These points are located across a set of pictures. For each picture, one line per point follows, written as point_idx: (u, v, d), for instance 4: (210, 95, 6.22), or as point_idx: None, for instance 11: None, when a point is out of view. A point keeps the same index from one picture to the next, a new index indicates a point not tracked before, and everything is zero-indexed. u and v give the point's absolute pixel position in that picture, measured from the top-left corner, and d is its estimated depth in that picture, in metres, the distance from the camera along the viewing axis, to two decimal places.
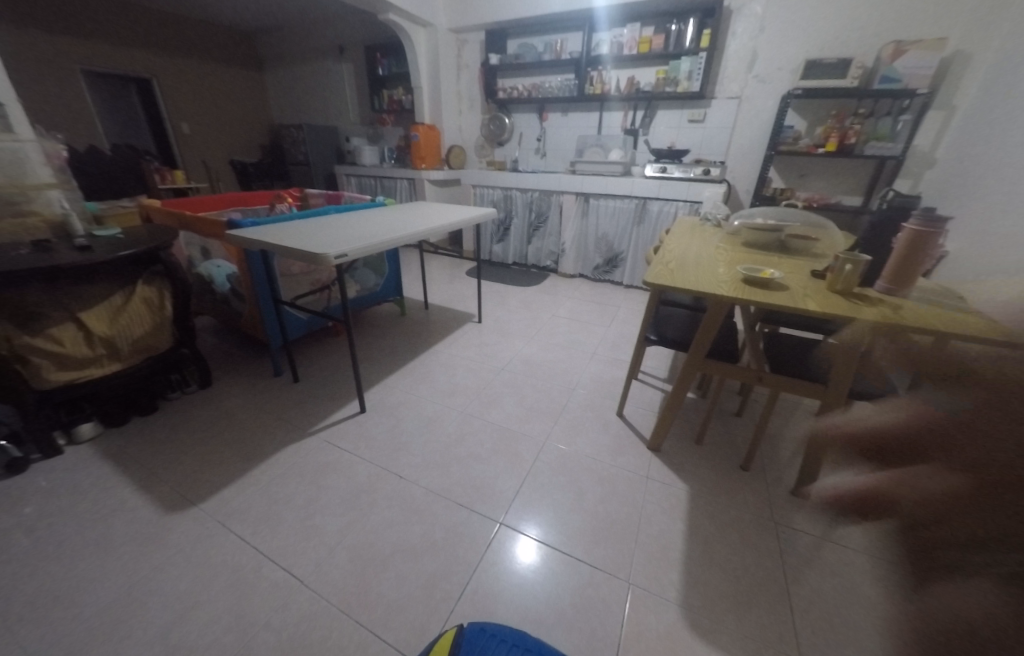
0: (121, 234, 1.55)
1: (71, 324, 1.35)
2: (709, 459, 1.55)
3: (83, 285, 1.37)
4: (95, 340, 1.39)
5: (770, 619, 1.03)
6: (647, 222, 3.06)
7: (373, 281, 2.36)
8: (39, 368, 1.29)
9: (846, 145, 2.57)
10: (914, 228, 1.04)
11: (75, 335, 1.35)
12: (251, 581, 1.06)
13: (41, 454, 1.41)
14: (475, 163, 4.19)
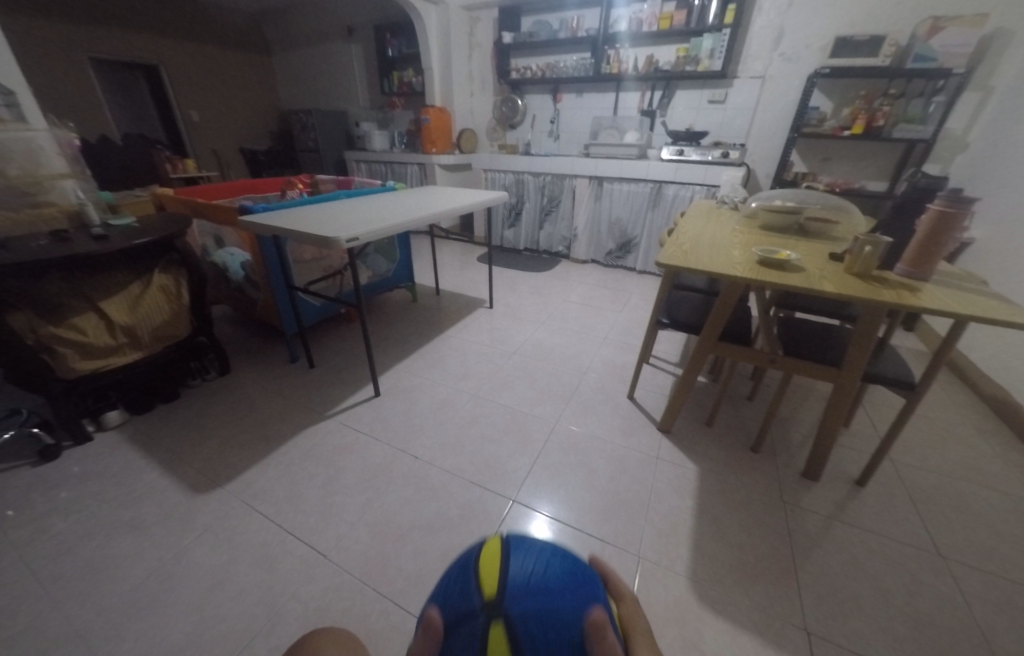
0: (134, 224, 1.59)
1: (93, 314, 1.40)
2: (719, 441, 1.56)
3: (102, 275, 1.41)
4: (116, 330, 1.44)
5: (778, 594, 1.05)
6: (661, 205, 3.01)
7: (385, 267, 2.38)
8: (64, 358, 1.35)
9: (874, 127, 2.49)
10: (938, 208, 1.02)
11: (97, 325, 1.41)
12: (277, 556, 1.12)
13: (73, 440, 1.48)
14: (487, 147, 4.14)
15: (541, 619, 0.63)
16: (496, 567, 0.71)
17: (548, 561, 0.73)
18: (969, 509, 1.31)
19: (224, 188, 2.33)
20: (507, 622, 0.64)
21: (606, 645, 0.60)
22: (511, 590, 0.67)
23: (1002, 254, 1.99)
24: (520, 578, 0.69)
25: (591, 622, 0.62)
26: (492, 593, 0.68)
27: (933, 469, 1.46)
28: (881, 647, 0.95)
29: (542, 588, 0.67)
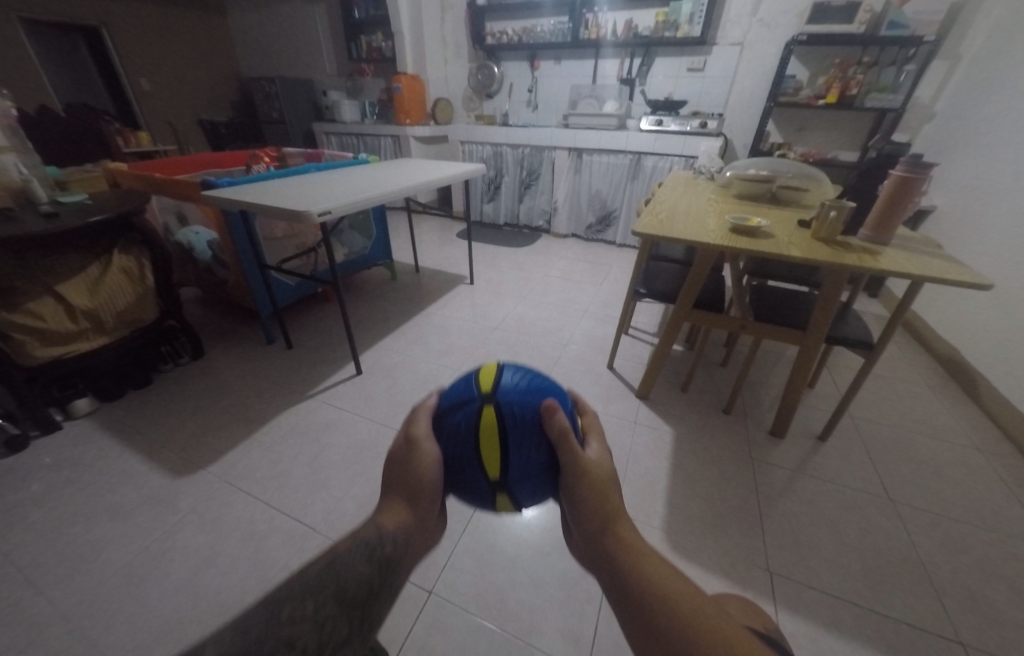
0: (89, 200, 1.51)
1: (50, 298, 1.31)
2: (694, 406, 1.63)
3: (56, 256, 1.32)
4: (77, 314, 1.37)
5: (745, 540, 1.14)
6: (640, 177, 3.01)
7: (361, 244, 2.33)
8: (23, 344, 1.28)
9: (847, 96, 2.53)
10: (901, 174, 1.07)
11: (55, 310, 1.33)
12: (265, 532, 1.13)
13: (40, 430, 1.43)
14: (463, 118, 4.01)
15: (525, 416, 0.67)
16: (490, 375, 0.73)
17: (541, 376, 0.73)
18: (918, 458, 1.42)
19: (183, 163, 2.20)
20: (496, 411, 0.68)
21: (570, 443, 0.64)
22: (501, 388, 0.70)
23: (960, 221, 2.09)
24: (513, 380, 0.71)
25: (556, 416, 0.65)
26: (485, 388, 0.70)
27: (888, 423, 1.58)
28: (835, 581, 1.05)
29: (530, 392, 0.69)
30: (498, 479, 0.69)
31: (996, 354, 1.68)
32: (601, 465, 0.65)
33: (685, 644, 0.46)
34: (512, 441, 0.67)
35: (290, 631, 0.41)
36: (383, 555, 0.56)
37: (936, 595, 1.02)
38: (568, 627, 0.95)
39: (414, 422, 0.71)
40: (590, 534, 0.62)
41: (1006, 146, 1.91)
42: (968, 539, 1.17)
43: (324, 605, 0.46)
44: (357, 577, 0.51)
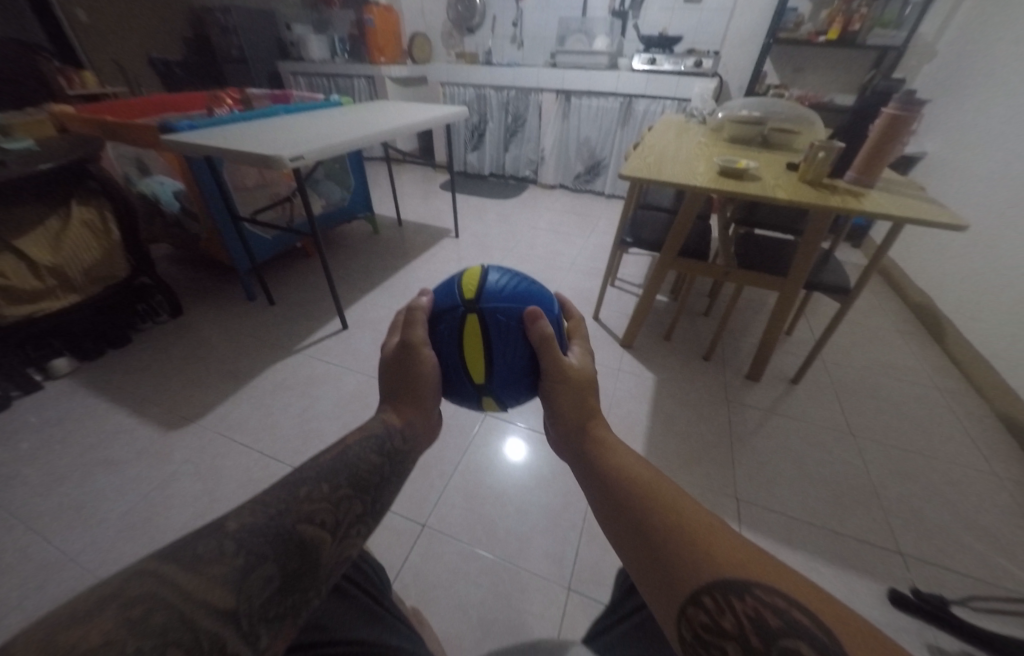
0: (36, 146, 1.38)
1: (9, 254, 1.24)
2: (676, 353, 1.69)
3: (11, 206, 1.23)
4: (42, 271, 1.31)
5: (718, 473, 1.22)
6: (631, 123, 2.89)
7: (340, 195, 2.23)
8: None
9: (849, 33, 2.41)
10: (892, 111, 1.04)
11: (17, 266, 1.26)
12: (262, 478, 1.17)
13: (20, 389, 1.41)
14: (443, 56, 3.72)
15: (508, 322, 0.69)
16: (474, 283, 0.73)
17: (526, 281, 0.74)
18: (881, 397, 1.52)
19: (137, 105, 2.02)
20: (480, 320, 0.70)
21: (552, 349, 0.65)
22: (484, 296, 0.71)
23: (946, 167, 2.09)
24: (496, 286, 0.72)
25: (537, 322, 0.65)
26: (468, 297, 0.72)
27: (858, 366, 1.66)
28: (796, 505, 1.15)
29: (513, 298, 0.71)
30: (483, 383, 0.72)
31: (964, 299, 1.75)
32: (582, 368, 0.68)
33: (626, 498, 0.50)
34: (495, 346, 0.70)
35: (308, 507, 0.45)
36: (394, 447, 0.59)
37: (884, 515, 1.13)
38: (553, 552, 1.03)
39: (412, 324, 0.68)
40: (566, 428, 0.65)
41: (1000, 87, 1.88)
42: (919, 467, 1.28)
43: (339, 487, 0.49)
44: (369, 467, 0.54)
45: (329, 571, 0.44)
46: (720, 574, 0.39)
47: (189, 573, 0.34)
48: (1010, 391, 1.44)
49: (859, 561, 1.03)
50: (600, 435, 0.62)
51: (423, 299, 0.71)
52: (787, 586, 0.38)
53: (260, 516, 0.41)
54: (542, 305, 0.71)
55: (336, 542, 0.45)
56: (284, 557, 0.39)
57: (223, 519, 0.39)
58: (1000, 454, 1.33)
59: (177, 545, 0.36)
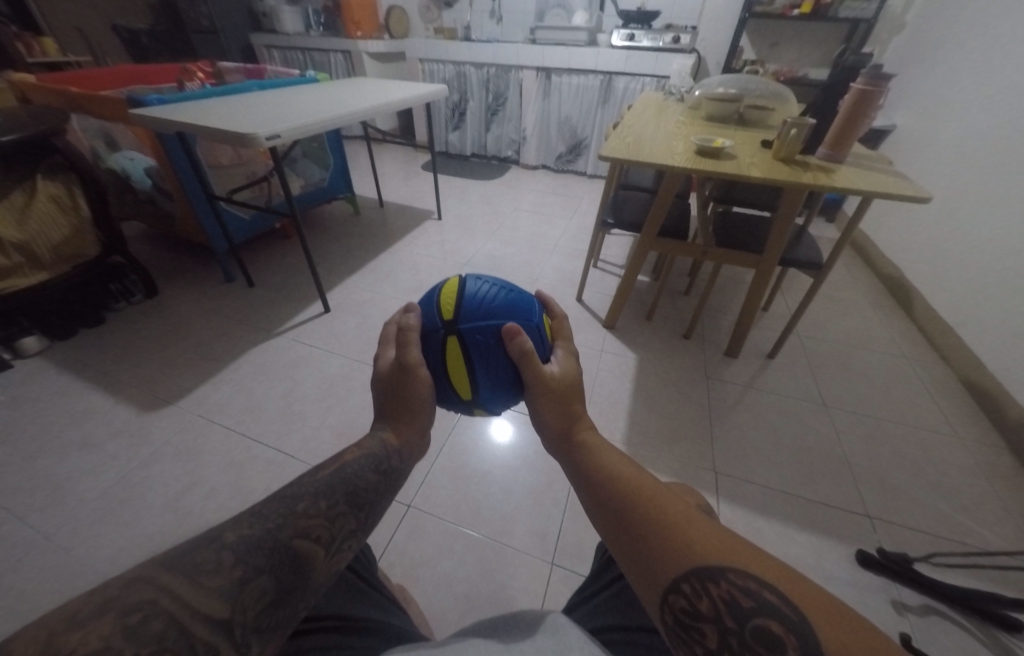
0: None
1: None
2: (657, 331, 1.71)
3: None
4: (8, 248, 1.26)
5: (694, 447, 1.26)
6: (612, 101, 2.86)
7: (318, 175, 2.16)
8: None
9: (821, 5, 2.41)
10: (860, 87, 1.06)
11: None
12: (245, 460, 1.16)
13: None
14: (420, 31, 3.60)
15: (491, 339, 0.64)
16: (452, 298, 0.68)
17: (506, 290, 0.69)
18: (853, 369, 1.57)
19: (101, 77, 1.90)
20: (461, 340, 0.65)
21: (532, 363, 0.60)
22: (464, 312, 0.66)
23: (915, 144, 2.11)
24: (476, 301, 0.66)
25: (517, 338, 0.60)
26: (447, 316, 0.66)
27: (831, 339, 1.71)
28: (771, 475, 1.20)
29: (494, 312, 0.65)
30: (472, 399, 0.68)
31: (930, 270, 1.81)
32: (565, 375, 0.64)
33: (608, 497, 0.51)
34: (480, 365, 0.65)
35: (305, 523, 0.45)
36: (391, 465, 0.57)
37: (853, 480, 1.19)
38: (536, 527, 1.06)
39: (405, 344, 0.61)
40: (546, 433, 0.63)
41: (966, 60, 1.91)
42: (887, 432, 1.33)
43: (334, 504, 0.49)
44: (366, 484, 0.53)
45: (319, 582, 0.45)
46: (698, 562, 0.41)
47: (189, 585, 0.35)
48: (971, 357, 1.51)
49: (828, 523, 1.09)
50: (585, 438, 0.59)
51: (410, 319, 0.64)
52: (768, 574, 0.39)
53: (258, 529, 0.42)
54: (525, 315, 0.66)
55: (328, 556, 0.46)
56: (279, 571, 0.40)
57: (222, 529, 0.40)
58: (962, 418, 1.39)
59: (179, 551, 0.37)
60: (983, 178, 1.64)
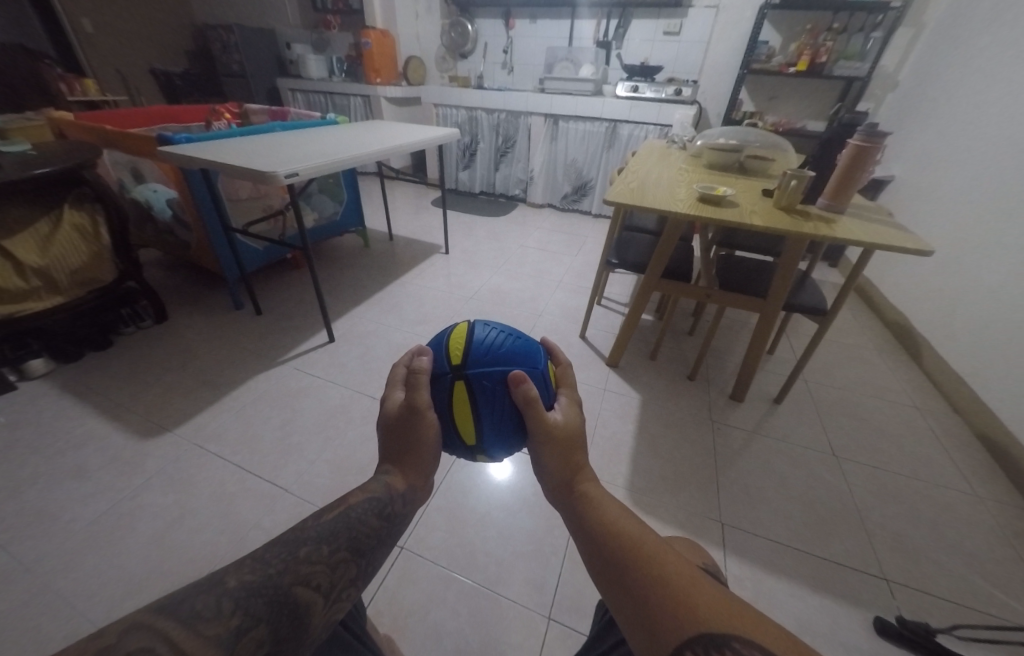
0: (33, 150, 1.37)
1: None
2: (661, 371, 1.70)
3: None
4: (27, 271, 1.29)
5: (700, 495, 1.22)
6: (616, 146, 2.97)
7: (332, 209, 2.24)
8: None
9: (816, 63, 2.53)
10: (857, 144, 1.10)
11: (3, 264, 1.25)
12: (236, 493, 1.13)
13: None
14: (436, 79, 3.82)
15: (497, 385, 0.64)
16: (461, 343, 0.68)
17: (513, 336, 0.69)
18: (864, 417, 1.53)
19: (135, 115, 2.01)
20: (467, 385, 0.65)
21: (536, 410, 0.59)
22: (472, 358, 0.66)
23: (915, 194, 2.15)
24: (483, 347, 0.67)
25: (523, 384, 0.59)
26: (455, 361, 0.67)
27: (839, 384, 1.68)
28: (781, 529, 1.14)
29: (501, 359, 0.65)
30: (475, 446, 0.67)
31: (937, 317, 1.80)
32: (568, 424, 0.62)
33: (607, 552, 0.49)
34: (485, 412, 0.64)
35: (306, 569, 0.43)
36: (394, 510, 0.55)
37: (868, 538, 1.13)
38: (534, 578, 1.00)
39: (415, 386, 0.59)
40: (544, 479, 0.60)
41: (960, 116, 1.98)
42: (902, 486, 1.28)
43: (337, 548, 0.46)
44: (369, 530, 0.51)
45: (316, 635, 0.42)
46: (702, 626, 0.38)
47: (187, 633, 0.33)
48: (985, 409, 1.47)
49: (843, 585, 1.02)
50: (588, 490, 0.57)
51: (421, 361, 0.62)
52: (775, 647, 0.37)
53: (259, 574, 0.40)
54: (530, 362, 0.66)
55: (327, 606, 0.43)
56: (277, 621, 0.38)
57: (224, 573, 0.38)
58: (979, 474, 1.34)
59: (175, 599, 0.35)
60: (984, 229, 1.66)
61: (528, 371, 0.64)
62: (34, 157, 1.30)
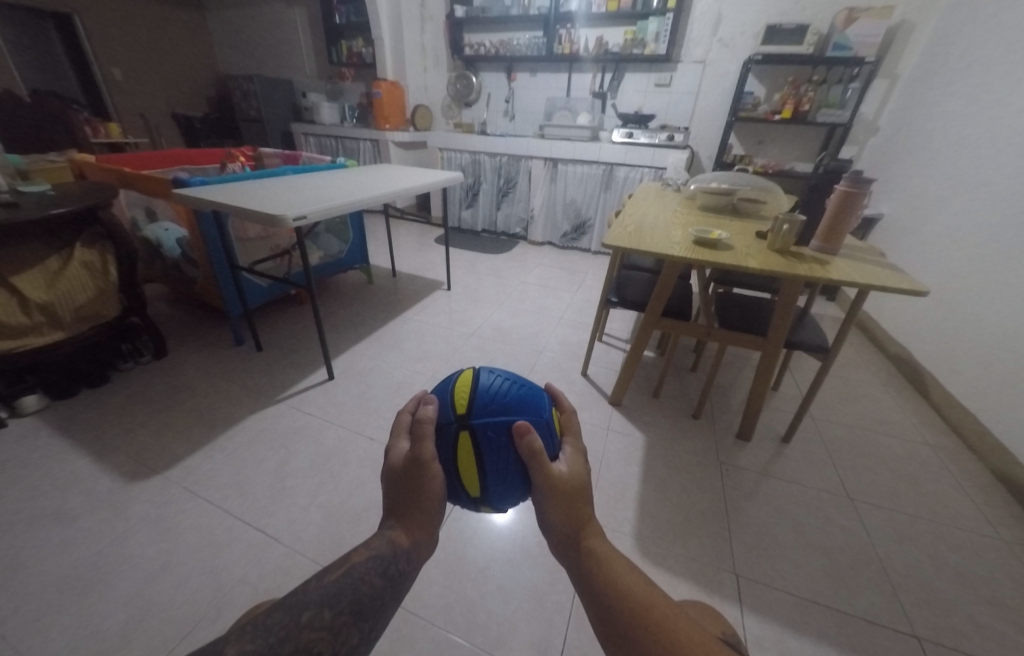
0: (51, 191, 1.42)
1: (3, 290, 1.25)
2: (664, 410, 1.67)
3: (12, 246, 1.26)
4: (32, 308, 1.30)
5: (710, 543, 1.16)
6: (613, 187, 3.08)
7: (338, 247, 2.29)
8: None
9: (801, 112, 2.67)
10: (844, 189, 1.14)
11: (8, 301, 1.26)
12: (225, 541, 1.08)
13: None
14: (441, 126, 4.02)
15: (502, 436, 0.62)
16: (466, 391, 0.67)
17: (517, 384, 0.68)
18: (875, 458, 1.48)
19: (153, 158, 2.10)
20: (473, 436, 0.63)
21: (541, 462, 0.57)
22: (477, 406, 0.65)
23: (907, 233, 2.20)
24: (488, 395, 0.66)
25: (527, 436, 0.57)
26: (460, 409, 0.65)
27: (846, 423, 1.65)
28: (798, 582, 1.08)
29: (506, 407, 0.64)
30: (480, 497, 0.65)
31: (939, 353, 1.79)
32: (574, 476, 0.59)
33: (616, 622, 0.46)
34: (489, 462, 0.62)
35: (307, 637, 0.40)
36: (398, 569, 0.52)
37: (893, 591, 1.07)
38: (537, 638, 0.94)
39: (419, 437, 0.57)
40: (550, 536, 0.57)
41: (940, 161, 2.07)
42: (922, 534, 1.22)
43: (339, 613, 0.44)
44: (372, 591, 0.49)
45: None
46: None
47: None
48: (1000, 450, 1.43)
49: (870, 647, 0.95)
50: (595, 546, 0.54)
51: (427, 410, 0.59)
52: None
53: (259, 644, 0.37)
54: (535, 411, 0.64)
55: None
56: None
57: (221, 642, 0.36)
58: (1002, 517, 1.28)
59: None
60: (977, 267, 1.69)
61: (533, 422, 0.63)
62: (53, 198, 1.35)
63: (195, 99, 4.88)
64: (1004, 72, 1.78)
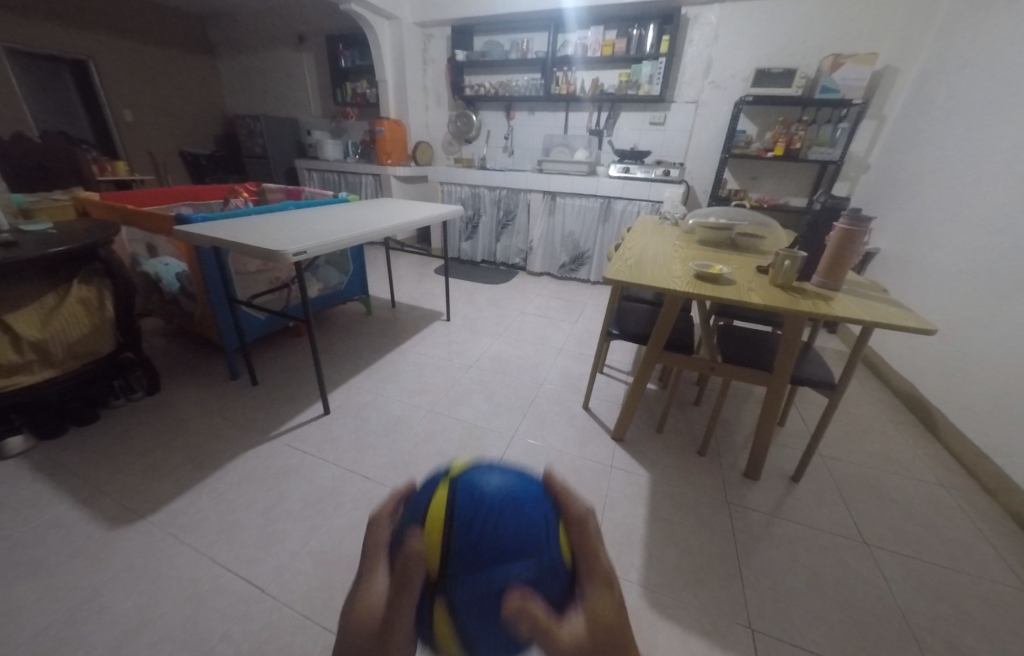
0: (53, 229, 1.43)
1: None
2: (669, 446, 1.62)
3: (10, 284, 1.26)
4: (24, 345, 1.28)
5: (723, 592, 1.09)
6: (611, 220, 3.15)
7: (338, 279, 2.29)
8: None
9: (792, 149, 2.75)
10: (843, 227, 1.15)
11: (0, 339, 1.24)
12: (207, 594, 1.01)
13: None
14: (442, 160, 4.14)
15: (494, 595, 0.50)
16: (446, 518, 0.55)
17: (509, 502, 0.56)
18: (889, 497, 1.43)
19: (157, 194, 2.13)
20: (457, 593, 0.51)
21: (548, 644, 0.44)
22: (462, 550, 0.53)
23: (904, 265, 2.22)
24: (475, 530, 0.54)
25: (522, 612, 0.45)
26: (440, 553, 0.53)
27: (857, 460, 1.60)
28: (818, 637, 1.01)
29: (497, 551, 0.52)
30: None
31: (945, 386, 1.77)
32: (608, 624, 0.46)
33: None
34: (477, 625, 0.51)
35: None
36: None
37: (918, 648, 1.00)
38: None
39: (388, 615, 0.46)
40: None
41: (931, 196, 2.12)
42: (947, 581, 1.16)
43: None
44: None
45: None
46: None
47: None
48: (1019, 488, 1.38)
49: None
50: None
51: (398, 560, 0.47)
52: None
53: None
54: (535, 550, 0.52)
55: None
56: None
57: None
58: None
59: None
60: (978, 300, 1.69)
61: (530, 576, 0.51)
62: (54, 235, 1.36)
63: (203, 135, 5.04)
64: (989, 113, 1.85)
